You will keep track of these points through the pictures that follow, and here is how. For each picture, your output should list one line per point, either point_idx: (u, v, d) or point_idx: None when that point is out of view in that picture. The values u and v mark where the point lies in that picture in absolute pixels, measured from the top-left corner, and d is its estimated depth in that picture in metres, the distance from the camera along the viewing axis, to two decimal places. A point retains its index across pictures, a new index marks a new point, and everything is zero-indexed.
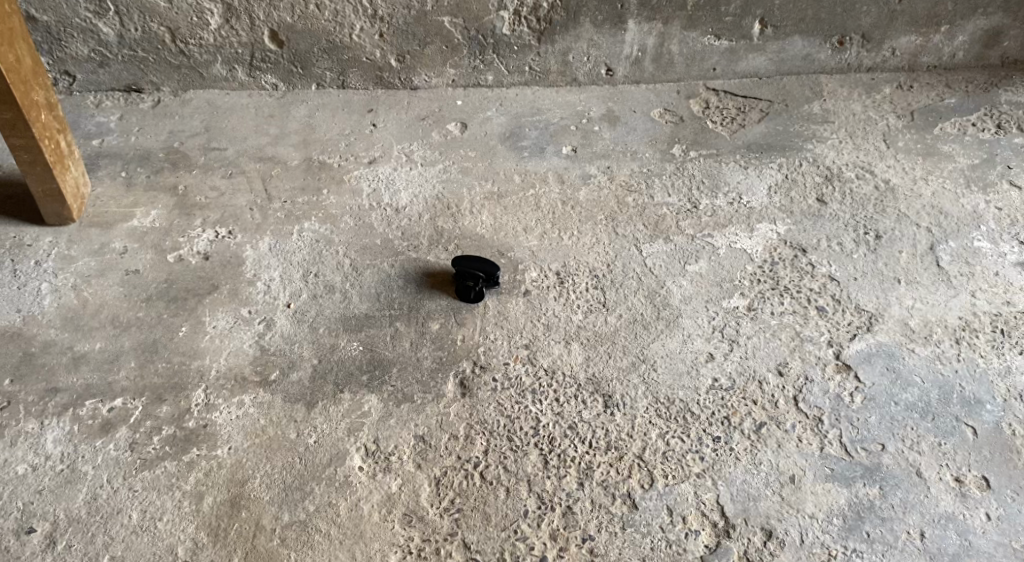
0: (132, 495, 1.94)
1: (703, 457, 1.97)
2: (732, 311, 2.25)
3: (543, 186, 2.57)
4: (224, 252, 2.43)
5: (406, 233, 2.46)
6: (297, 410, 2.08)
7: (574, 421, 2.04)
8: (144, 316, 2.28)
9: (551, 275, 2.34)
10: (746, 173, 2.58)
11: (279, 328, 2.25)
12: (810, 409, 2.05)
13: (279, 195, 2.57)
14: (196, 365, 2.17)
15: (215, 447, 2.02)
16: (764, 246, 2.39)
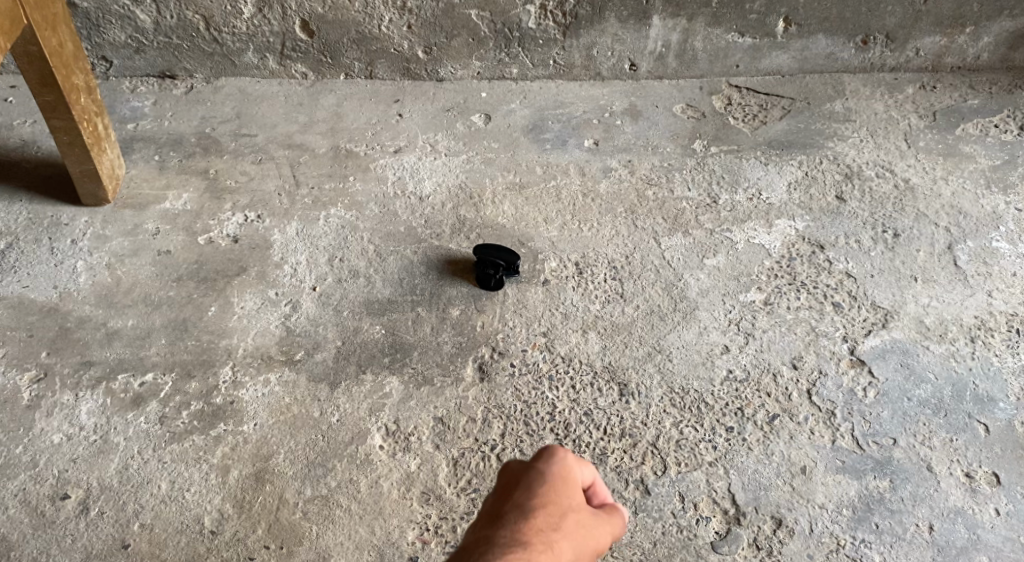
0: (161, 466, 2.02)
1: (716, 446, 2.02)
2: (748, 305, 2.28)
3: (564, 178, 2.61)
4: (253, 236, 2.50)
5: (429, 221, 2.51)
6: (321, 389, 2.16)
7: (590, 407, 2.10)
8: (174, 296, 2.36)
9: (570, 266, 2.39)
10: (766, 169, 2.61)
11: (305, 310, 2.32)
12: (823, 402, 2.08)
13: (307, 181, 2.63)
14: (224, 344, 2.26)
15: (241, 423, 2.10)
16: (783, 242, 2.42)
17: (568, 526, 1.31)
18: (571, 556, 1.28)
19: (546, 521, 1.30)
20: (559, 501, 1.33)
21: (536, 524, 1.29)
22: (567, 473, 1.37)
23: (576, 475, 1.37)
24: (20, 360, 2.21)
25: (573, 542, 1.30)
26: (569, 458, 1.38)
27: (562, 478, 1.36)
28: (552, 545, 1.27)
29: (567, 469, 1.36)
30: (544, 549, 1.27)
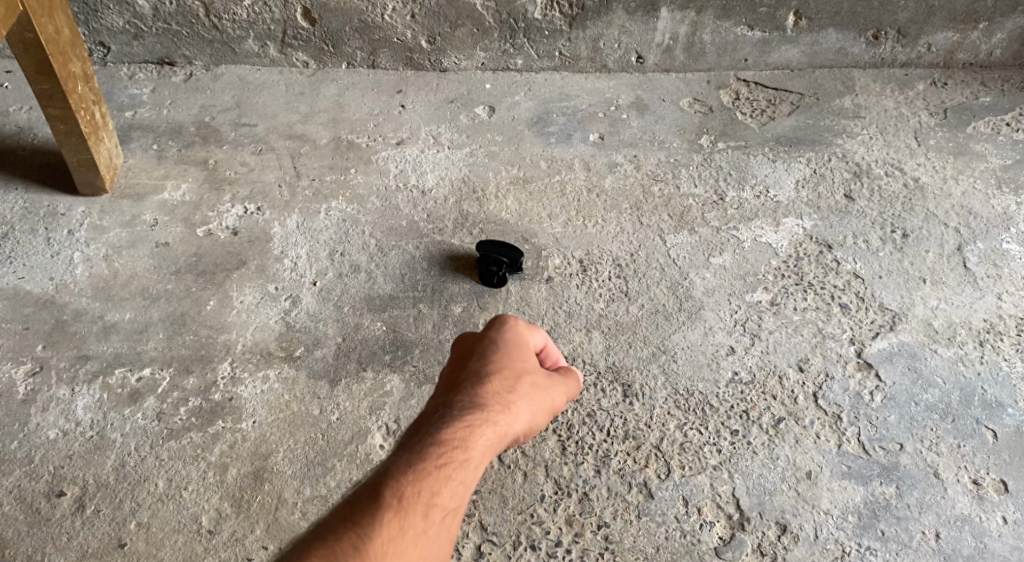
0: (158, 463, 2.00)
1: (720, 449, 2.00)
2: (754, 305, 2.26)
3: (568, 173, 2.57)
4: (253, 228, 2.46)
5: (431, 216, 2.47)
6: (321, 387, 2.13)
7: (593, 409, 2.08)
8: (172, 289, 2.33)
9: (573, 263, 2.35)
10: (774, 166, 2.57)
11: (305, 305, 2.29)
12: (829, 406, 2.06)
13: (307, 173, 2.59)
14: (223, 339, 2.23)
15: (239, 420, 2.07)
16: (790, 241, 2.39)
17: (521, 386, 1.53)
18: (527, 412, 1.50)
19: (502, 381, 1.52)
20: (514, 366, 1.54)
21: (495, 385, 1.51)
22: (518, 337, 1.60)
23: (529, 343, 1.60)
24: (15, 353, 2.18)
25: (529, 401, 1.52)
26: (522, 328, 1.60)
27: (514, 343, 1.58)
28: (510, 406, 1.48)
29: (518, 335, 1.58)
30: (502, 409, 1.47)
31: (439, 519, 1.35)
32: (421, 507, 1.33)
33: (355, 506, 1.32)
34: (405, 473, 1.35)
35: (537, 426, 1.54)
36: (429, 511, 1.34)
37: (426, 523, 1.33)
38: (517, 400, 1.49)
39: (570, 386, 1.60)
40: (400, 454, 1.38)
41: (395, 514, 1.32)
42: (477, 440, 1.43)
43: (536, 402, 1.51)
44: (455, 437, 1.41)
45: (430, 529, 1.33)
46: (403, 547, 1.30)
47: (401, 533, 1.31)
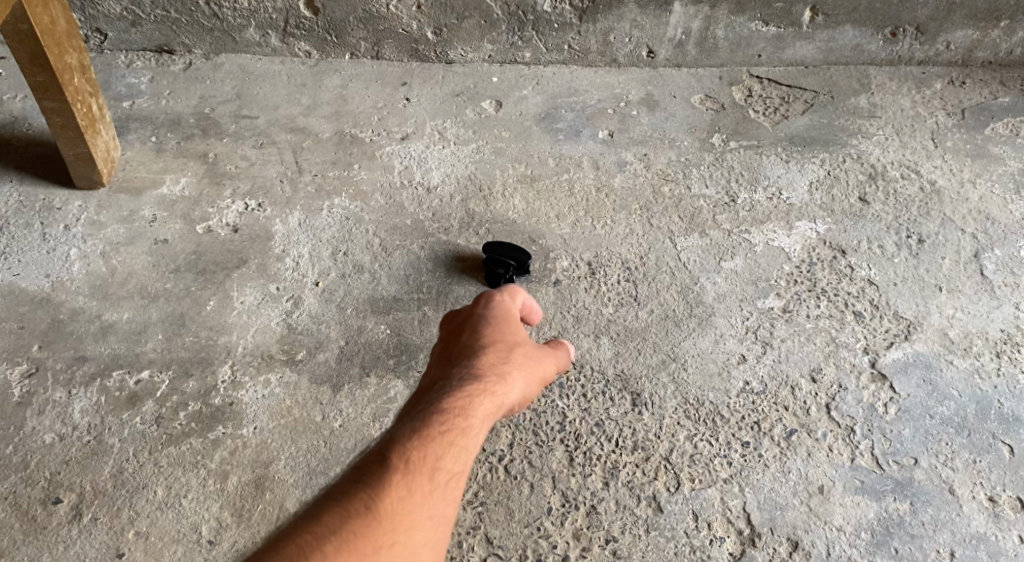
0: (157, 470, 1.95)
1: (731, 462, 1.96)
2: (767, 312, 2.21)
3: (577, 172, 2.51)
4: (254, 226, 2.41)
5: (437, 215, 2.41)
6: (323, 392, 2.09)
7: (601, 418, 2.04)
8: (172, 288, 2.28)
9: (582, 266, 2.30)
10: (787, 167, 2.51)
11: (307, 306, 2.24)
12: (842, 418, 2.02)
13: (309, 168, 2.53)
14: (223, 341, 2.18)
15: (240, 426, 2.03)
16: (803, 245, 2.34)
17: (515, 359, 1.67)
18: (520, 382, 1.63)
19: (498, 354, 1.66)
20: (505, 340, 1.68)
21: (490, 357, 1.65)
22: (507, 312, 1.75)
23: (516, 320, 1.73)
24: (11, 353, 2.13)
25: (521, 373, 1.65)
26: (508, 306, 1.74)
27: (505, 317, 1.74)
28: (505, 376, 1.62)
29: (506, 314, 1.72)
30: (498, 379, 1.60)
31: (446, 481, 1.44)
32: (428, 467, 1.43)
33: (366, 468, 1.42)
34: (411, 436, 1.46)
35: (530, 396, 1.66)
36: (435, 472, 1.44)
37: (433, 483, 1.43)
38: (512, 369, 1.62)
39: (562, 356, 1.74)
40: (405, 422, 1.50)
41: (404, 475, 1.41)
42: (477, 407, 1.55)
43: (530, 370, 1.65)
44: (456, 404, 1.53)
45: (438, 489, 1.43)
46: (413, 504, 1.39)
47: (409, 493, 1.40)
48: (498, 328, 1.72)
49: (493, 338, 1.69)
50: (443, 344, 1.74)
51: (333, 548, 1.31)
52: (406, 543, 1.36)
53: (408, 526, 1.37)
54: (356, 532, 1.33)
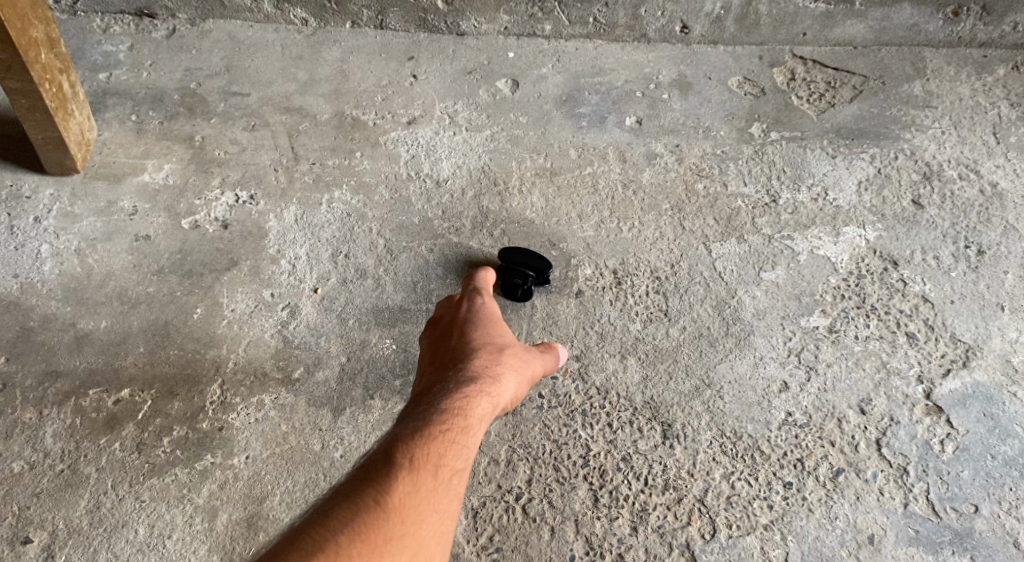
0: (138, 506, 1.77)
1: (772, 505, 1.80)
2: (811, 332, 2.02)
3: (602, 164, 2.26)
4: (245, 221, 2.17)
5: (448, 213, 2.18)
6: (323, 417, 1.89)
7: (628, 452, 1.86)
8: (154, 292, 2.06)
9: (607, 274, 2.08)
10: (834, 163, 2.28)
11: (304, 316, 2.02)
12: (894, 457, 1.86)
13: (306, 155, 2.29)
14: (211, 355, 1.97)
15: (230, 455, 1.84)
16: (850, 255, 2.13)
17: (506, 363, 1.74)
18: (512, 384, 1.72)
19: (488, 358, 1.74)
20: (494, 343, 1.78)
21: (481, 362, 1.72)
22: (492, 320, 1.85)
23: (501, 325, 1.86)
24: None
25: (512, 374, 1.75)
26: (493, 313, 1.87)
27: (490, 323, 1.84)
28: (499, 376, 1.71)
29: (493, 319, 1.84)
30: (493, 379, 1.69)
31: (449, 477, 1.48)
32: (432, 463, 1.46)
33: (371, 466, 1.44)
34: (414, 435, 1.49)
35: (518, 397, 1.75)
36: (438, 468, 1.47)
37: (437, 480, 1.46)
38: (504, 371, 1.71)
39: (548, 359, 1.84)
40: (405, 426, 1.53)
41: (410, 470, 1.43)
42: (473, 410, 1.60)
43: (519, 371, 1.74)
44: (456, 405, 1.59)
45: (442, 484, 1.46)
46: (420, 497, 1.41)
47: (416, 487, 1.42)
48: (485, 335, 1.80)
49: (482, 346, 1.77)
50: (432, 355, 1.81)
51: (347, 540, 1.31)
52: (416, 534, 1.37)
53: (417, 518, 1.39)
54: (367, 524, 1.34)
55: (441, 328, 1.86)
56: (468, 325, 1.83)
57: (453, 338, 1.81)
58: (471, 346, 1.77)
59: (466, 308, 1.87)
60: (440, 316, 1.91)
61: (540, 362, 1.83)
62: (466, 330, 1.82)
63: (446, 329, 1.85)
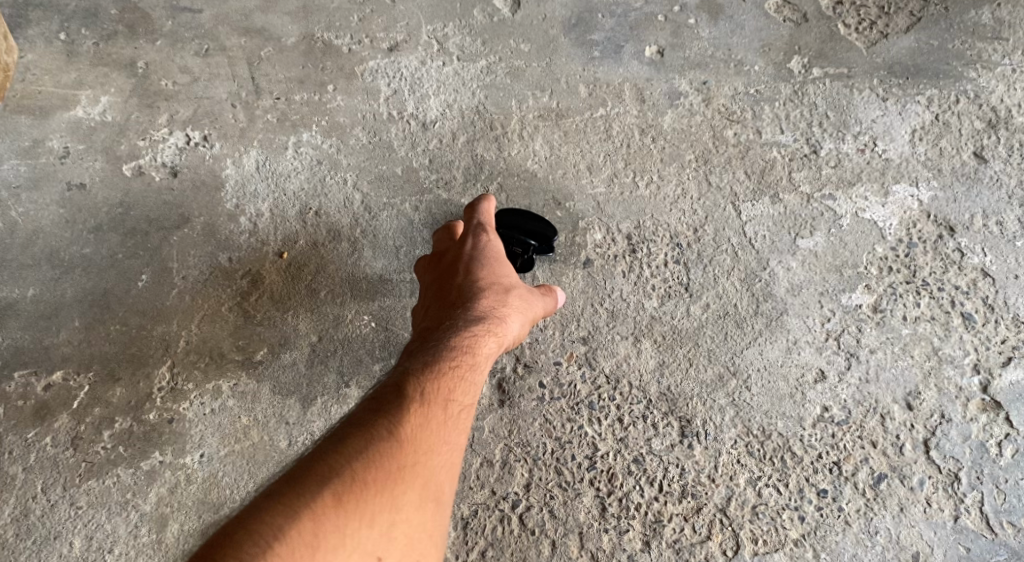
0: (74, 514, 1.55)
1: (804, 517, 1.59)
2: (853, 312, 1.75)
3: (616, 105, 1.92)
4: (199, 168, 1.83)
5: (435, 162, 1.86)
6: (291, 408, 1.64)
7: (641, 452, 1.63)
8: (91, 254, 1.75)
9: (619, 240, 1.80)
10: (884, 108, 1.94)
11: (268, 286, 1.74)
12: (944, 461, 1.63)
13: (270, 89, 1.91)
14: (160, 331, 1.69)
15: (182, 454, 1.59)
16: (900, 218, 1.84)
17: (513, 300, 1.60)
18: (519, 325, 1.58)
19: (495, 299, 1.59)
20: (500, 280, 1.63)
21: (487, 302, 1.58)
22: (497, 258, 1.67)
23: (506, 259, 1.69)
24: None
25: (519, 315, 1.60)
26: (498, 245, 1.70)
27: (496, 259, 1.66)
28: (506, 317, 1.57)
29: (499, 253, 1.68)
30: (500, 320, 1.56)
31: (457, 412, 1.41)
32: (443, 398, 1.39)
33: (381, 399, 1.37)
34: (424, 369, 1.41)
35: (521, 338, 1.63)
36: (447, 404, 1.40)
37: (446, 414, 1.40)
38: (512, 312, 1.57)
39: (554, 300, 1.67)
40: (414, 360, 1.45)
41: (421, 403, 1.37)
42: (481, 349, 1.51)
43: (527, 313, 1.60)
44: (464, 342, 1.49)
45: (452, 418, 1.40)
46: (432, 431, 1.35)
47: (428, 421, 1.36)
48: (491, 272, 1.64)
49: (488, 284, 1.62)
50: (432, 288, 1.66)
51: (363, 467, 1.26)
52: (428, 465, 1.32)
53: (429, 450, 1.33)
54: (382, 453, 1.28)
55: (441, 263, 1.68)
56: (473, 261, 1.65)
57: (455, 273, 1.64)
58: (476, 283, 1.61)
59: (470, 242, 1.68)
60: (438, 247, 1.72)
61: (546, 302, 1.65)
62: (469, 266, 1.64)
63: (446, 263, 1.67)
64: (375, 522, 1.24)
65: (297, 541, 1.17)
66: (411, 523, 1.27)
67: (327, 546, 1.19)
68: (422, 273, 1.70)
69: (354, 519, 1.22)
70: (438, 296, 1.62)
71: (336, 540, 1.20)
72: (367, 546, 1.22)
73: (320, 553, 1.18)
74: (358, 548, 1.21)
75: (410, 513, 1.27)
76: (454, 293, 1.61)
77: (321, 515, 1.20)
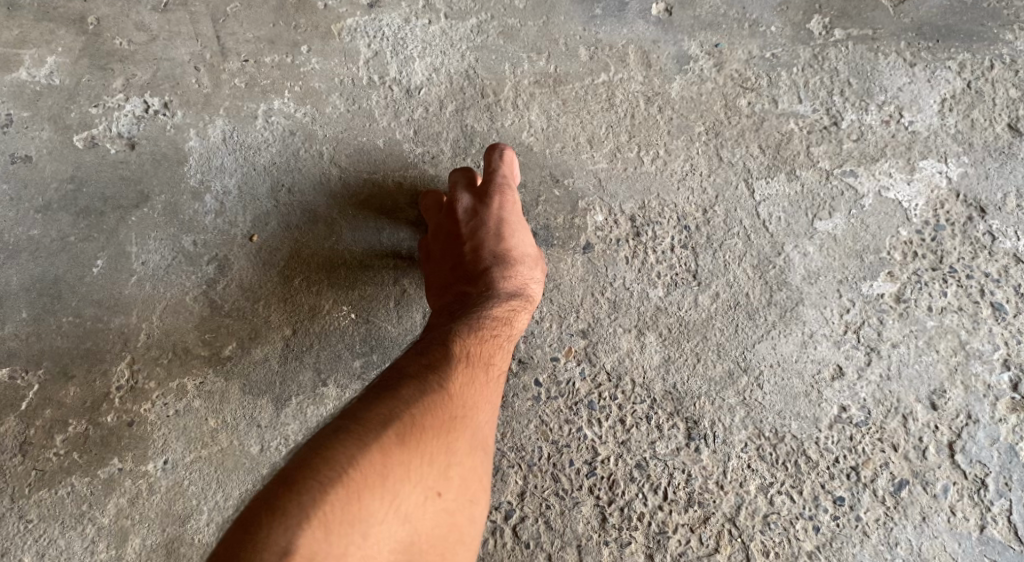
0: (24, 528, 1.43)
1: (818, 527, 1.48)
2: (875, 302, 1.61)
3: (619, 70, 1.74)
4: (158, 138, 1.65)
5: (420, 133, 1.69)
6: (263, 409, 1.51)
7: (644, 457, 1.50)
8: (39, 236, 1.59)
9: (622, 222, 1.64)
10: (912, 75, 1.76)
11: (237, 273, 1.58)
12: (970, 467, 1.51)
13: (237, 49, 1.71)
14: (118, 324, 1.54)
15: (144, 460, 1.47)
16: (927, 199, 1.68)
17: (541, 272, 1.56)
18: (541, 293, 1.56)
19: (527, 269, 1.53)
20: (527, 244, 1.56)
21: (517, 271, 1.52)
22: (521, 218, 1.57)
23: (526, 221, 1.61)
24: None
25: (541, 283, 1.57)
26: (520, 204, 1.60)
27: (520, 220, 1.57)
28: (534, 290, 1.54)
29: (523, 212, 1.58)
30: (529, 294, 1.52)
31: (496, 375, 1.38)
32: (485, 359, 1.36)
33: (426, 356, 1.32)
34: (467, 333, 1.38)
35: None
36: (489, 367, 1.37)
37: (487, 375, 1.36)
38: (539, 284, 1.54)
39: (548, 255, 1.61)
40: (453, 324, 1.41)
41: (466, 362, 1.33)
42: (516, 321, 1.48)
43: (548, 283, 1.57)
44: (500, 313, 1.46)
45: (492, 380, 1.36)
46: (477, 389, 1.31)
47: (473, 380, 1.32)
48: (519, 234, 1.55)
49: (519, 248, 1.54)
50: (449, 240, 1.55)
51: (421, 412, 1.20)
52: (475, 419, 1.27)
53: (477, 405, 1.29)
54: (437, 400, 1.23)
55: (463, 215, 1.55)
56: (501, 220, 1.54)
57: (482, 235, 1.53)
58: (507, 247, 1.53)
59: (495, 201, 1.55)
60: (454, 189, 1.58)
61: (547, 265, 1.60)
62: (496, 228, 1.54)
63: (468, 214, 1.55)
64: (434, 463, 1.17)
65: (367, 468, 1.11)
66: (464, 469, 1.22)
67: (393, 477, 1.12)
68: (428, 212, 1.60)
69: (417, 456, 1.16)
70: (464, 257, 1.53)
71: (401, 473, 1.13)
72: (428, 482, 1.16)
73: (388, 484, 1.11)
74: (421, 482, 1.15)
75: (463, 459, 1.22)
76: (482, 257, 1.53)
77: (388, 449, 1.14)
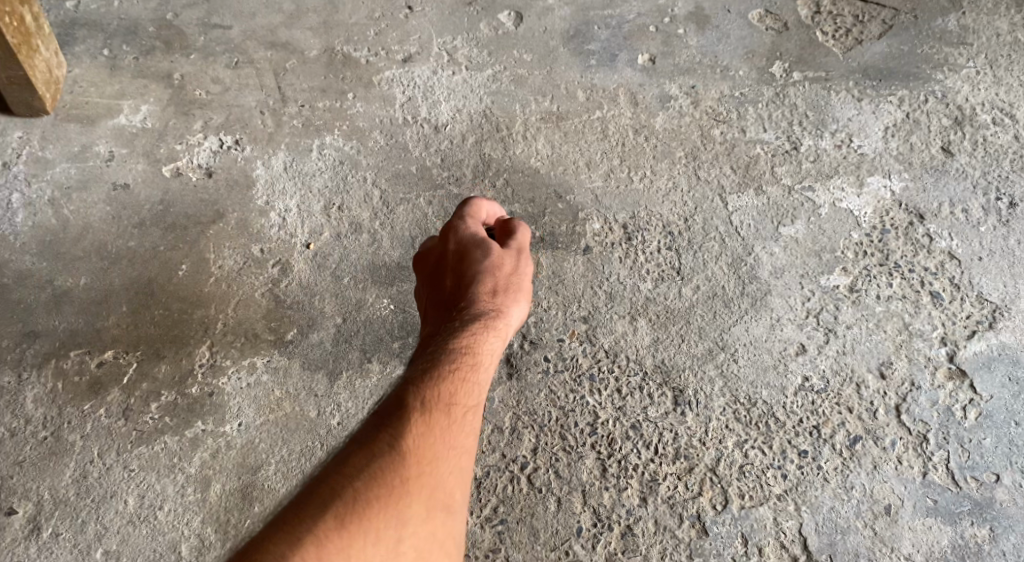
0: (127, 476, 1.73)
1: (786, 475, 1.75)
2: (831, 292, 1.91)
3: (612, 108, 2.09)
4: (231, 168, 2.01)
5: (447, 160, 2.04)
6: (319, 382, 1.81)
7: (637, 419, 1.79)
8: (136, 246, 1.93)
9: (616, 229, 1.97)
10: (859, 107, 2.10)
11: (296, 274, 1.91)
12: (914, 424, 1.79)
13: (295, 96, 2.09)
14: (200, 315, 1.86)
15: (222, 422, 1.77)
16: (874, 207, 2.00)
17: (509, 290, 1.54)
18: (516, 309, 1.53)
19: (488, 288, 1.52)
20: (491, 268, 1.55)
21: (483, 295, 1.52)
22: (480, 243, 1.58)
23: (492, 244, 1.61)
24: None
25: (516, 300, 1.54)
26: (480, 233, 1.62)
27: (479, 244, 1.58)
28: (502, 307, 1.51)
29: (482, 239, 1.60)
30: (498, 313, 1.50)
31: (462, 416, 1.32)
32: (445, 402, 1.31)
33: (381, 417, 1.27)
34: (423, 378, 1.33)
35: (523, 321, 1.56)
36: (452, 408, 1.31)
37: (451, 418, 1.31)
38: (509, 302, 1.51)
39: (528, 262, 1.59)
40: (413, 367, 1.37)
41: (423, 410, 1.28)
42: (483, 346, 1.43)
43: (522, 297, 1.53)
44: (464, 343, 1.41)
45: (457, 423, 1.31)
46: (435, 437, 1.26)
47: (431, 428, 1.27)
48: (478, 260, 1.56)
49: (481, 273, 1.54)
50: (426, 290, 1.60)
51: (365, 483, 1.17)
52: (434, 475, 1.23)
53: (435, 457, 1.24)
54: (385, 468, 1.19)
55: (429, 261, 1.61)
56: (461, 254, 1.58)
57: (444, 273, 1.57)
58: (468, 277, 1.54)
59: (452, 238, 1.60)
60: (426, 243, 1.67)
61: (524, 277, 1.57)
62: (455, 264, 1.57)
63: (435, 261, 1.61)
64: (381, 538, 1.14)
65: None
66: (420, 536, 1.18)
67: None
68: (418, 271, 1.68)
69: (359, 538, 1.13)
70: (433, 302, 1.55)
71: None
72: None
73: None
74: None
75: (418, 526, 1.18)
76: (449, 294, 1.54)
77: (325, 539, 1.11)
